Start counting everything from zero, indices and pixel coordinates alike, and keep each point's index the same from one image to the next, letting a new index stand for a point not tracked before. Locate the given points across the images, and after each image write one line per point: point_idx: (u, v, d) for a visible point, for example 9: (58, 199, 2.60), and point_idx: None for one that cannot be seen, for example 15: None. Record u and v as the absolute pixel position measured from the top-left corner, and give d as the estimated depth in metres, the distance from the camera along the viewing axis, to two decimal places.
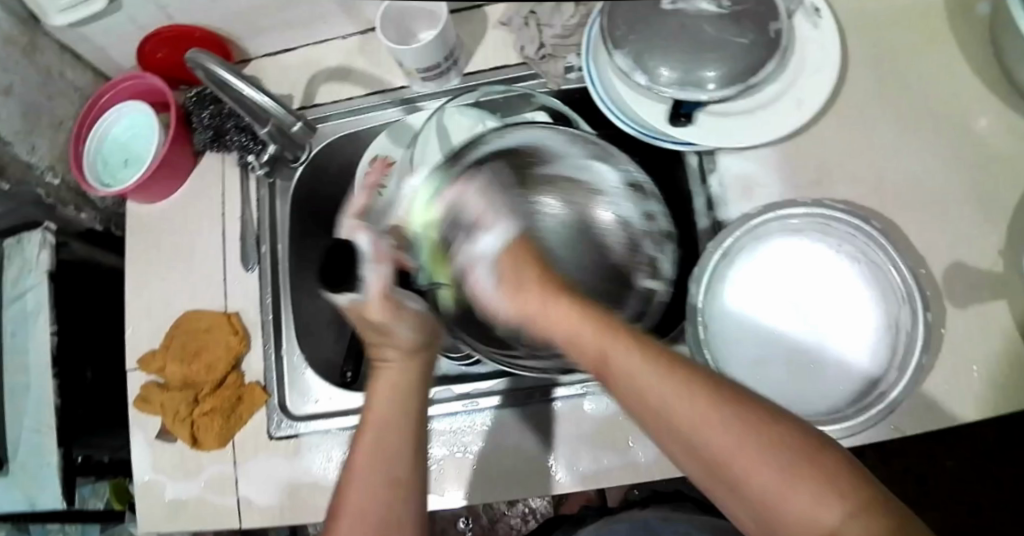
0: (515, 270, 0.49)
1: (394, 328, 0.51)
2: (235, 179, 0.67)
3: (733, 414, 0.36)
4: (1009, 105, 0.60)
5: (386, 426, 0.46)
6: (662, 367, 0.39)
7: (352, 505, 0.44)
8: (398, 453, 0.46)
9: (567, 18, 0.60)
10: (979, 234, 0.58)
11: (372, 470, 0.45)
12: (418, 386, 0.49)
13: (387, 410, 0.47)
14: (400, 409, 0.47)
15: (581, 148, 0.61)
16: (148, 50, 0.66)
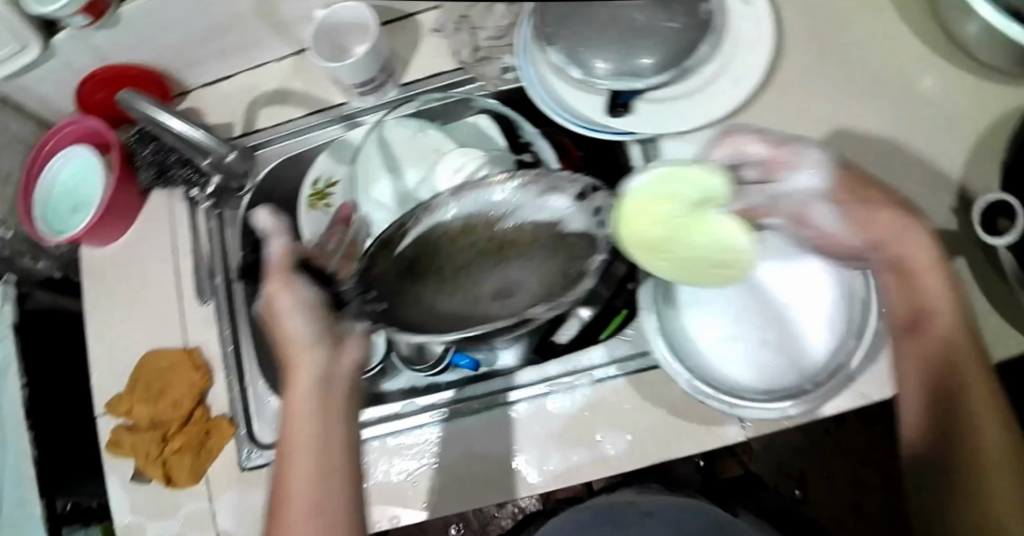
0: (880, 214, 0.48)
1: (296, 320, 0.47)
2: (184, 213, 0.67)
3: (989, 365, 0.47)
4: (947, 61, 0.60)
5: (305, 420, 0.44)
6: (953, 284, 0.48)
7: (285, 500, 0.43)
8: (323, 461, 0.44)
9: (498, 19, 0.60)
10: (930, 193, 0.58)
11: (297, 484, 0.43)
12: (327, 387, 0.46)
13: (305, 418, 0.45)
14: (315, 416, 0.45)
15: (531, 187, 0.52)
16: (86, 92, 0.66)
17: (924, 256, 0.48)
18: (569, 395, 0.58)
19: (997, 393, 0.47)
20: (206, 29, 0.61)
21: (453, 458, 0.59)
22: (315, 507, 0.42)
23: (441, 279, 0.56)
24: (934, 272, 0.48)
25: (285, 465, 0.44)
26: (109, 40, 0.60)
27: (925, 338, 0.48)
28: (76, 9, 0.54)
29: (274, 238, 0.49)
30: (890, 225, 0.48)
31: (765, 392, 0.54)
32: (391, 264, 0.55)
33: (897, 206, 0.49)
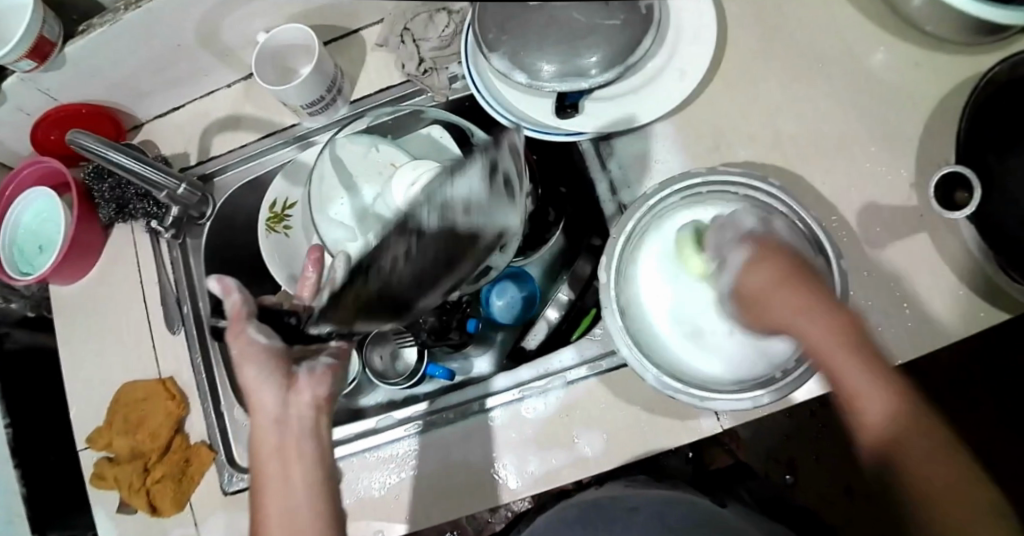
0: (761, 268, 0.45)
1: (253, 363, 0.48)
2: (148, 244, 0.67)
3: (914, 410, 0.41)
4: (895, 35, 0.59)
5: (272, 456, 0.48)
6: (845, 341, 0.41)
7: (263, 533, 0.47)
8: (292, 483, 0.47)
9: (441, 30, 0.60)
10: (887, 170, 0.57)
11: (271, 514, 0.47)
12: (287, 417, 0.48)
13: (271, 444, 0.48)
14: (280, 442, 0.48)
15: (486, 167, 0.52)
16: (41, 133, 0.66)
17: (811, 311, 0.42)
18: (541, 399, 0.58)
19: (930, 430, 0.41)
20: (153, 61, 0.61)
21: (432, 470, 0.59)
22: (289, 526, 0.46)
23: (418, 306, 0.53)
24: (824, 336, 0.42)
25: (260, 486, 0.48)
26: (58, 80, 0.61)
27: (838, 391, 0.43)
28: (21, 55, 0.54)
29: (229, 293, 0.51)
30: (775, 280, 0.44)
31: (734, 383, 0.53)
32: (372, 299, 0.51)
33: (784, 265, 0.44)
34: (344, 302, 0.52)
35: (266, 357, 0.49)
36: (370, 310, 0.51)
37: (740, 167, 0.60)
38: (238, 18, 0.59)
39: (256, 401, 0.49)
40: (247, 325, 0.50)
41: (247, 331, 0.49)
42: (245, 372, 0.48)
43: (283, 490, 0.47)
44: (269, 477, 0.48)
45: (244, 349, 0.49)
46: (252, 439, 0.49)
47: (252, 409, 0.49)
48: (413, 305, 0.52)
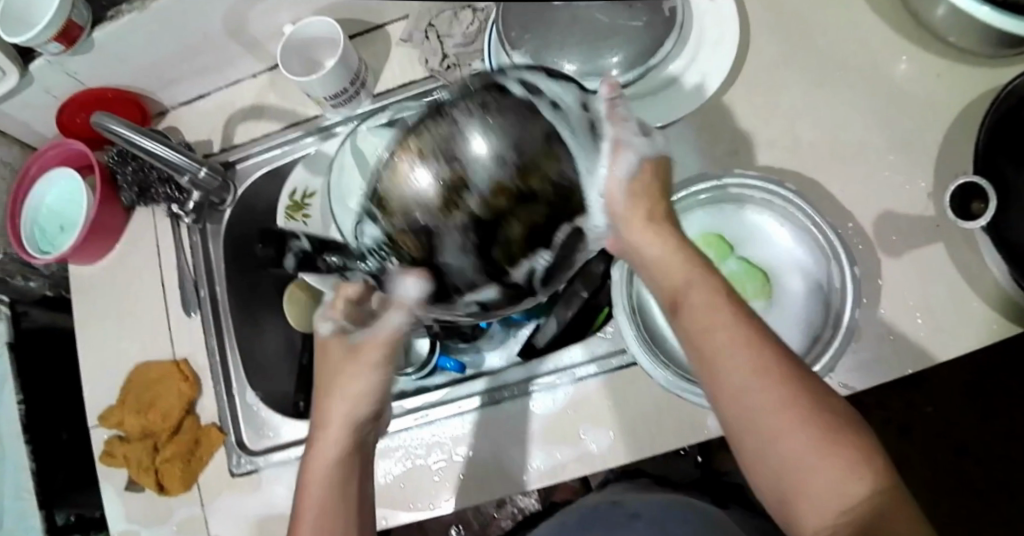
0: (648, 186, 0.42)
1: (359, 370, 0.45)
2: (167, 227, 0.68)
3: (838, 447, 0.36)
4: (915, 46, 0.60)
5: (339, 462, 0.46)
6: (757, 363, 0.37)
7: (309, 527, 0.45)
8: (346, 503, 0.46)
9: (465, 26, 0.61)
10: (903, 181, 0.58)
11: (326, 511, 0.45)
12: (363, 438, 0.48)
13: (334, 458, 0.46)
14: (348, 462, 0.46)
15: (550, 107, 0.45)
16: (67, 116, 0.68)
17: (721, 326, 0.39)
18: (549, 395, 0.59)
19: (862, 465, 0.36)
20: (180, 48, 0.63)
21: (438, 461, 0.60)
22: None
23: (467, 227, 0.38)
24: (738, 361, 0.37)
25: (307, 497, 0.46)
26: (88, 63, 0.62)
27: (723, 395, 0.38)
28: (50, 37, 0.56)
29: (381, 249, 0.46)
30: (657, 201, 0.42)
31: None
32: (438, 190, 0.38)
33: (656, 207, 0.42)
34: (398, 165, 0.39)
35: (382, 368, 0.46)
36: (421, 177, 0.38)
37: (758, 171, 0.60)
38: (265, 10, 0.60)
39: (333, 415, 0.46)
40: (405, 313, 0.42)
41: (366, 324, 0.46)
42: (354, 377, 0.45)
43: (332, 509, 0.45)
44: (321, 490, 0.46)
45: (360, 346, 0.45)
46: (308, 452, 0.47)
47: (321, 422, 0.47)
48: (474, 226, 0.38)
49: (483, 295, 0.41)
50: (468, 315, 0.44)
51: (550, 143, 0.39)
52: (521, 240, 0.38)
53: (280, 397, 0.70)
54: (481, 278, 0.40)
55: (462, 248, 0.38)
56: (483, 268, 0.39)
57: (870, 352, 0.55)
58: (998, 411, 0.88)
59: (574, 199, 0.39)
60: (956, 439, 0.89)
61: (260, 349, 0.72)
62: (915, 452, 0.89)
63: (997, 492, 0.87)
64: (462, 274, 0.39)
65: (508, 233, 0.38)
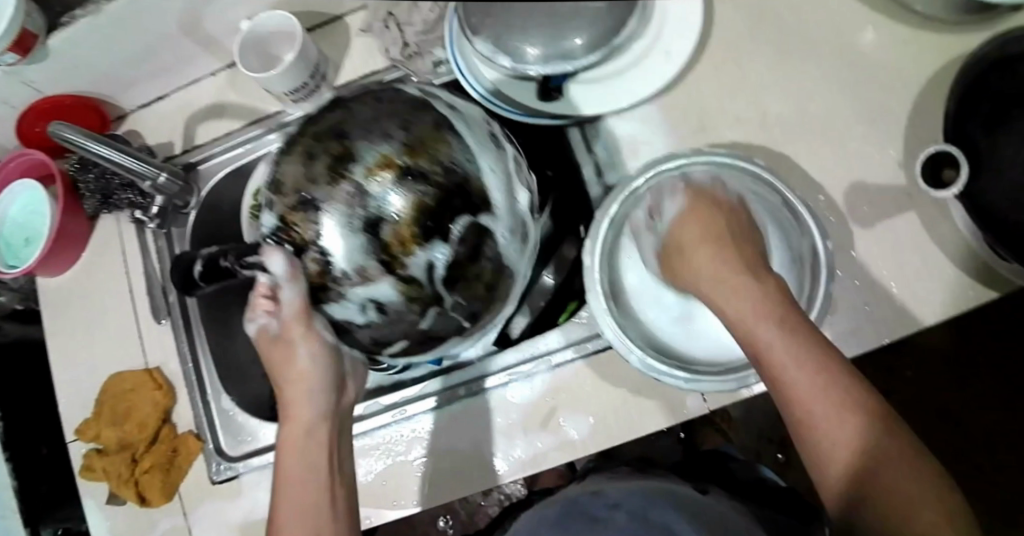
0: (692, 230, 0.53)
1: (296, 351, 0.48)
2: (133, 234, 0.67)
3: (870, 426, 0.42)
4: (880, 11, 0.59)
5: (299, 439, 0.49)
6: (796, 345, 0.45)
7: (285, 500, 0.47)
8: (316, 490, 0.48)
9: (425, 13, 0.60)
10: (873, 149, 0.57)
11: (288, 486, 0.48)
12: (326, 426, 0.50)
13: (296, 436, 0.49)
14: (312, 449, 0.49)
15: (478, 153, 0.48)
16: (26, 125, 0.67)
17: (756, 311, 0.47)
18: (527, 384, 0.58)
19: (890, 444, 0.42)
20: (136, 50, 0.61)
21: (418, 455, 0.59)
22: (301, 509, 0.47)
23: (352, 203, 0.40)
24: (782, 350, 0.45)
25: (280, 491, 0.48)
26: (42, 71, 0.61)
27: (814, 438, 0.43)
28: (5, 47, 0.54)
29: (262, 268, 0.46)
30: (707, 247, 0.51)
31: (719, 366, 0.53)
32: (324, 169, 0.40)
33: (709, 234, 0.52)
34: (296, 144, 0.42)
35: (315, 343, 0.48)
36: (313, 150, 0.41)
37: (725, 148, 0.59)
38: (219, 7, 0.59)
39: (296, 405, 0.50)
40: (293, 287, 0.42)
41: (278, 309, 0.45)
42: (293, 358, 0.49)
43: (304, 497, 0.47)
44: (291, 481, 0.48)
45: (283, 332, 0.47)
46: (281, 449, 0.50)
47: (288, 416, 0.50)
48: (359, 203, 0.40)
49: (379, 288, 0.41)
50: (370, 318, 0.43)
51: (440, 130, 0.43)
52: (406, 221, 0.40)
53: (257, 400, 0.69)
54: (369, 261, 0.40)
55: (347, 224, 0.40)
56: (371, 248, 0.40)
57: (847, 325, 0.54)
58: (981, 377, 0.87)
59: (467, 188, 0.42)
60: (947, 411, 0.88)
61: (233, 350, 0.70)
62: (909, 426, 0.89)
63: (989, 462, 0.87)
64: (350, 256, 0.40)
65: (394, 213, 0.40)
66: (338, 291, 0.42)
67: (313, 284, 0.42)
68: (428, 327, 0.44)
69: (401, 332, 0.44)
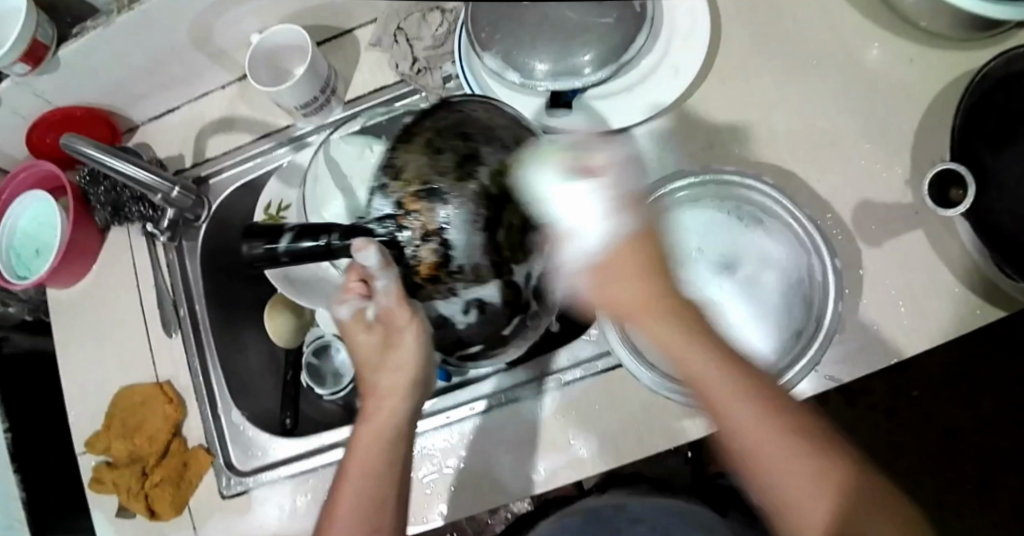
0: (633, 259, 0.42)
1: (395, 337, 0.48)
2: (143, 246, 0.67)
3: (826, 494, 0.40)
4: (888, 27, 0.59)
5: (382, 435, 0.48)
6: (739, 402, 0.41)
7: (352, 496, 0.47)
8: (384, 491, 0.47)
9: (434, 29, 0.61)
10: (881, 166, 0.57)
11: (351, 484, 0.47)
12: (409, 430, 0.49)
13: (379, 432, 0.48)
14: (389, 453, 0.48)
15: None
16: (36, 137, 0.67)
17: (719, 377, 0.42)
18: (536, 402, 0.58)
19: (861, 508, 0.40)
20: (146, 63, 0.62)
21: (427, 473, 0.59)
22: (368, 507, 0.47)
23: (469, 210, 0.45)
24: (741, 418, 0.41)
25: (343, 488, 0.47)
26: (52, 83, 0.61)
27: (761, 487, 0.42)
28: (16, 58, 0.55)
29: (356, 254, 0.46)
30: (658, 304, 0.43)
31: None
32: (452, 166, 0.45)
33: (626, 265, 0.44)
34: (416, 139, 0.47)
35: (421, 332, 0.47)
36: (440, 147, 0.46)
37: (735, 165, 0.59)
38: (230, 20, 0.59)
39: (387, 399, 0.49)
40: (385, 275, 0.43)
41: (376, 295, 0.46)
42: (396, 349, 0.48)
43: (370, 501, 0.47)
44: (359, 481, 0.47)
45: (382, 316, 0.47)
46: (353, 445, 0.49)
47: (373, 408, 0.49)
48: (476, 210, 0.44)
49: (484, 290, 0.48)
50: (469, 319, 0.51)
51: None
52: (518, 229, 0.45)
53: (266, 413, 0.69)
54: (479, 263, 0.46)
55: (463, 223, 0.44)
56: (484, 252, 0.46)
57: (857, 341, 0.54)
58: (988, 390, 0.88)
59: None
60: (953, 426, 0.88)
61: (242, 365, 0.70)
62: (915, 444, 0.89)
63: (996, 479, 0.87)
64: (467, 251, 0.45)
65: (509, 220, 0.45)
66: (447, 285, 0.47)
67: (422, 274, 0.46)
68: (509, 334, 0.54)
69: (483, 338, 0.54)
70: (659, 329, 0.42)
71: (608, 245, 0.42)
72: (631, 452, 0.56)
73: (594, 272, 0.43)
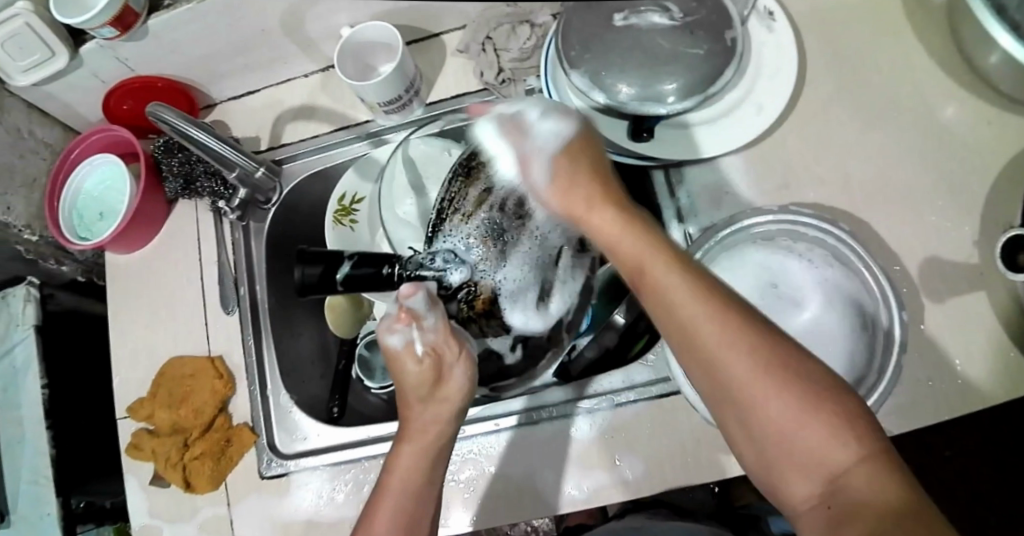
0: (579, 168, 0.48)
1: (452, 369, 0.48)
2: (209, 222, 0.69)
3: (786, 383, 0.38)
4: (970, 89, 0.60)
5: (425, 446, 0.48)
6: (689, 282, 0.41)
7: (387, 509, 0.46)
8: (418, 510, 0.47)
9: (523, 42, 0.62)
10: (950, 225, 0.58)
11: (388, 500, 0.46)
12: (449, 444, 0.49)
13: (425, 444, 0.48)
14: (429, 473, 0.48)
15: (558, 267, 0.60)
16: (113, 104, 0.68)
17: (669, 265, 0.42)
18: (586, 420, 0.59)
19: (821, 393, 0.38)
20: (236, 42, 0.62)
21: (469, 477, 0.60)
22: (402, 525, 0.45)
23: (535, 236, 0.58)
24: (687, 307, 0.41)
25: (382, 502, 0.46)
26: (139, 51, 0.62)
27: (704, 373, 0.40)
28: (104, 21, 0.55)
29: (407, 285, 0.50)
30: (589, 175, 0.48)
31: None
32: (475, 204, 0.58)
33: (583, 166, 0.48)
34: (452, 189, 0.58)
35: (470, 367, 0.49)
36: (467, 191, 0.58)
37: (808, 209, 0.60)
38: (323, 11, 0.60)
39: (432, 421, 0.48)
40: (433, 316, 0.49)
41: (425, 327, 0.48)
42: (444, 382, 0.48)
43: (407, 517, 0.46)
44: (400, 497, 0.46)
45: (436, 350, 0.48)
46: (392, 459, 0.48)
47: (415, 427, 0.48)
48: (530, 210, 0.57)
49: (529, 322, 0.60)
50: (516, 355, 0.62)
51: None
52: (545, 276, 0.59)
53: (313, 400, 0.70)
54: (524, 295, 0.59)
55: (506, 257, 0.58)
56: (529, 282, 0.59)
57: (911, 396, 0.54)
58: (998, 446, 0.91)
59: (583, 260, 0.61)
60: (958, 476, 0.91)
61: (294, 350, 0.71)
62: (931, 493, 0.91)
63: None
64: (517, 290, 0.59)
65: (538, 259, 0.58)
66: (498, 315, 0.59)
67: (478, 311, 0.58)
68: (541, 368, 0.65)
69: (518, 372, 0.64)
70: (602, 223, 0.46)
71: (554, 162, 0.49)
72: (677, 479, 0.56)
73: (552, 189, 0.49)
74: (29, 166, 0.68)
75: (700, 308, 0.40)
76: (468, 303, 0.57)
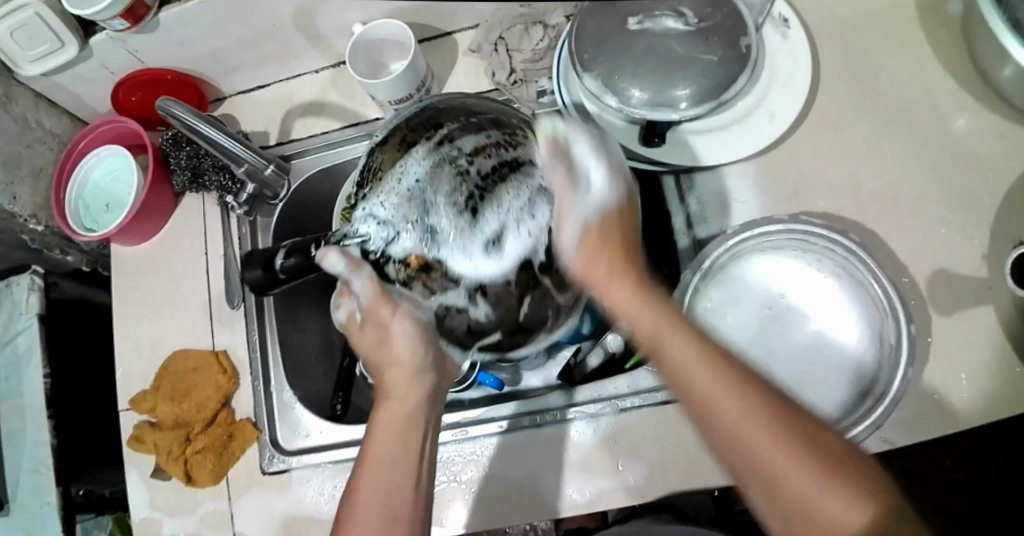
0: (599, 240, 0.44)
1: (391, 327, 0.47)
2: (216, 215, 0.68)
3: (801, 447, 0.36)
4: (983, 102, 0.59)
5: (400, 419, 0.45)
6: (700, 353, 0.38)
7: (366, 486, 0.43)
8: (400, 483, 0.43)
9: (536, 43, 0.63)
10: (960, 238, 0.57)
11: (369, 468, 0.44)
12: (428, 410, 0.47)
13: (398, 414, 0.45)
14: (409, 439, 0.45)
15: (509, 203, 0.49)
16: (123, 94, 0.68)
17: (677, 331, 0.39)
18: (590, 423, 0.59)
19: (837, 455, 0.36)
20: (247, 36, 0.62)
21: (471, 478, 0.60)
22: (383, 499, 0.43)
23: (477, 180, 0.49)
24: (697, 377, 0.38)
25: (361, 478, 0.44)
26: (149, 43, 0.61)
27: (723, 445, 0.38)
28: (115, 13, 0.54)
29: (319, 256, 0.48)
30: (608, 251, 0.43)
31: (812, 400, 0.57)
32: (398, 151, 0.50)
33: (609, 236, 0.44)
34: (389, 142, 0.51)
35: (414, 317, 0.47)
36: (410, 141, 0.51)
37: (818, 218, 0.60)
38: (335, 8, 0.60)
39: (399, 386, 0.46)
40: (359, 276, 0.46)
41: (355, 292, 0.47)
42: (388, 344, 0.47)
43: (389, 493, 0.43)
44: (376, 467, 0.44)
45: (371, 311, 0.47)
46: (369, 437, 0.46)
47: (388, 396, 0.46)
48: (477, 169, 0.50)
49: (476, 271, 0.49)
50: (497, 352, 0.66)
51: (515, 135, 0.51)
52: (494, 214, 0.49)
53: (318, 395, 0.70)
54: (468, 240, 0.49)
55: (432, 205, 0.49)
56: (473, 226, 0.49)
57: (915, 409, 0.54)
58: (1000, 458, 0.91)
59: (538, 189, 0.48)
60: (958, 487, 0.92)
61: (300, 345, 0.71)
62: (932, 504, 0.92)
63: None
64: (458, 238, 0.49)
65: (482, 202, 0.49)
66: (439, 267, 0.49)
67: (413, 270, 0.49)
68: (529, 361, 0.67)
69: (497, 324, 0.50)
70: (619, 300, 0.42)
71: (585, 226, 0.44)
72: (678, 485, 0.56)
73: (582, 251, 0.44)
74: (36, 156, 0.67)
75: (713, 378, 0.38)
76: (402, 262, 0.48)
